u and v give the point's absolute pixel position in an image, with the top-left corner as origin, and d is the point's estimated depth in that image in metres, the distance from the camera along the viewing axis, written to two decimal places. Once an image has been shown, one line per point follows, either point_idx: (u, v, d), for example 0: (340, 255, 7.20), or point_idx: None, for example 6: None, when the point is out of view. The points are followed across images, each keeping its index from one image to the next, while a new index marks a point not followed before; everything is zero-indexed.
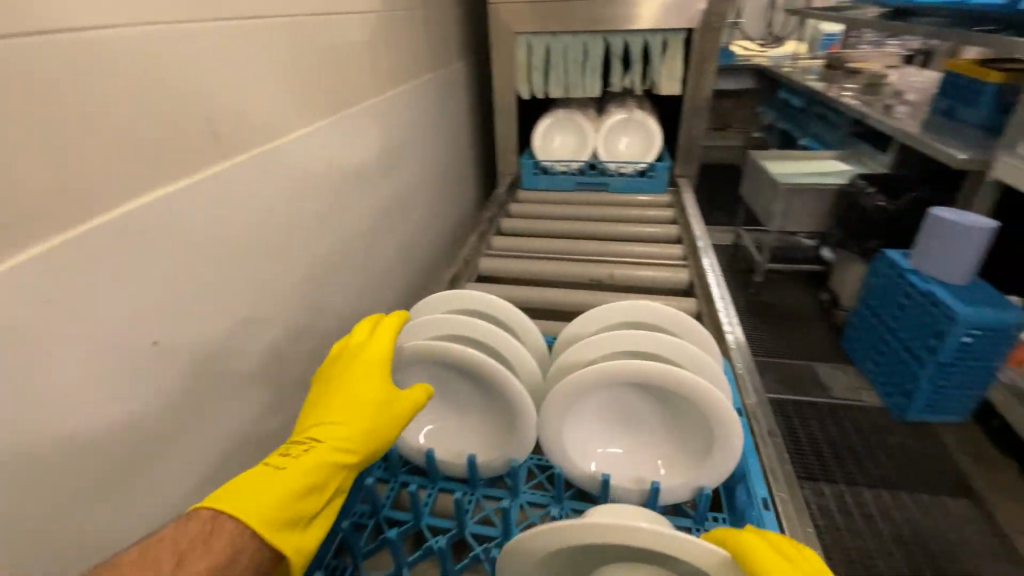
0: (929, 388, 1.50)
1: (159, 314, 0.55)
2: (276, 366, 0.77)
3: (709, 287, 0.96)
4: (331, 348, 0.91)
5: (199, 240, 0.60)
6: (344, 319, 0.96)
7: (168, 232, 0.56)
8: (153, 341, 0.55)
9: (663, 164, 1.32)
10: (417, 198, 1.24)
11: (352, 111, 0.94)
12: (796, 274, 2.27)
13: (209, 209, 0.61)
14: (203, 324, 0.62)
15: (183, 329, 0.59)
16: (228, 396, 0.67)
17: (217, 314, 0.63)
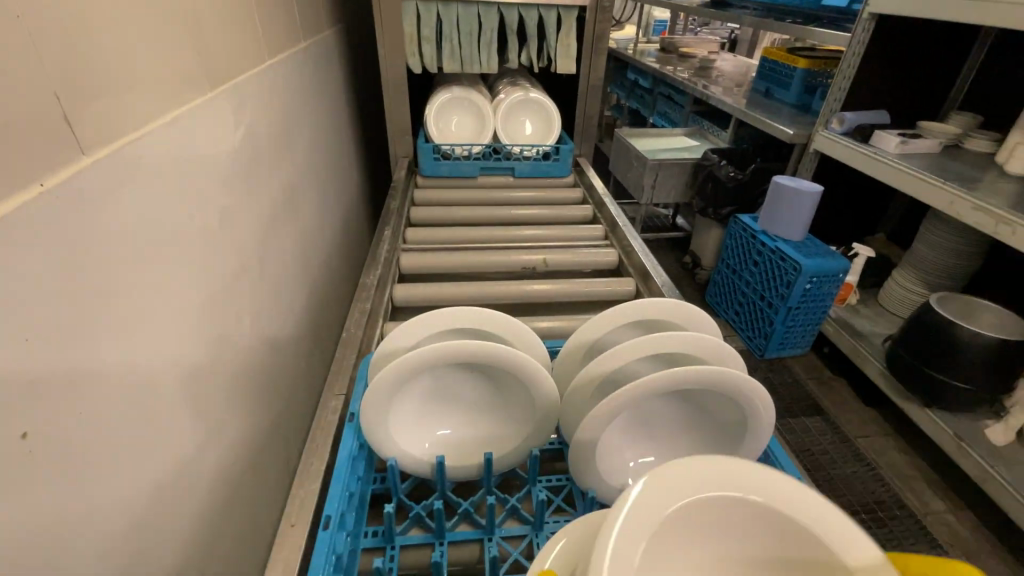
0: (782, 332, 1.76)
1: (20, 391, 0.37)
2: (183, 420, 0.60)
3: (640, 265, 0.99)
4: (241, 381, 0.74)
5: (65, 271, 0.42)
6: (250, 344, 0.78)
7: (17, 266, 0.37)
8: (17, 432, 0.37)
9: (567, 146, 1.30)
10: (306, 188, 1.06)
11: (227, 84, 0.74)
12: (661, 240, 2.50)
13: (75, 228, 0.43)
14: (85, 389, 0.44)
15: (63, 403, 0.41)
16: (131, 476, 0.50)
17: (100, 372, 0.45)
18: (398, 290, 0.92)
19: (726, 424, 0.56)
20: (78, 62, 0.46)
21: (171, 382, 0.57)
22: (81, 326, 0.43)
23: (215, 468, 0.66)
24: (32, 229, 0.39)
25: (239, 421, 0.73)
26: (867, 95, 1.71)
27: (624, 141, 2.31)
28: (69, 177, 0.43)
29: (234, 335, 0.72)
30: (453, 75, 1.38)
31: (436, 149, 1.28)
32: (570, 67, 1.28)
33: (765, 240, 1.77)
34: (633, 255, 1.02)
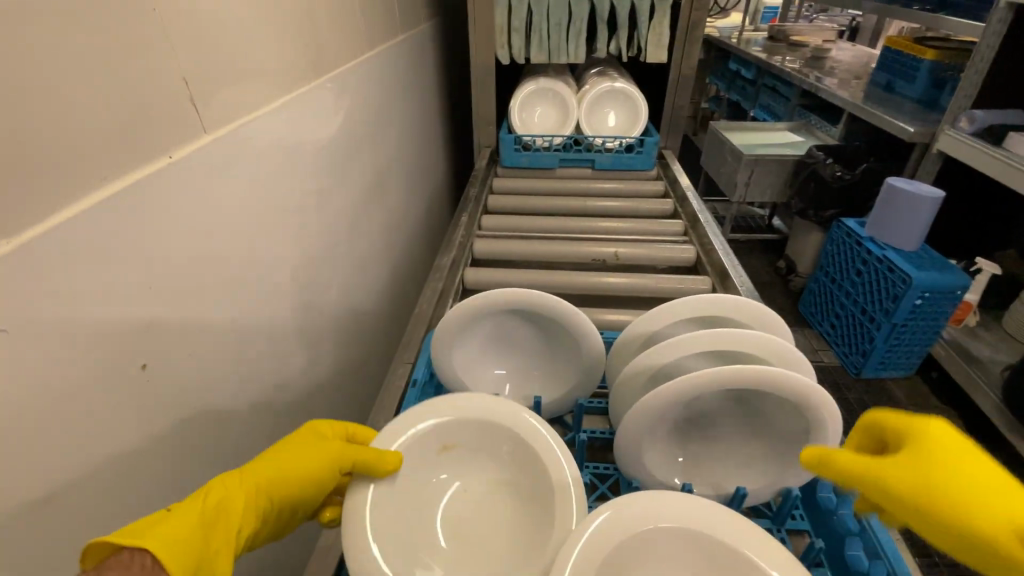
0: (884, 351, 1.59)
1: (141, 331, 0.45)
2: (274, 372, 0.68)
3: (718, 263, 0.95)
4: (326, 345, 0.81)
5: (183, 233, 0.49)
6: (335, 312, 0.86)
7: (148, 228, 0.45)
8: (139, 364, 0.45)
9: (652, 139, 1.26)
10: (394, 172, 1.13)
11: (328, 73, 0.81)
12: (753, 242, 2.35)
13: (192, 197, 0.50)
14: (194, 337, 0.52)
15: (172, 344, 0.49)
16: (225, 414, 0.57)
17: (205, 324, 0.53)
18: (469, 272, 0.95)
19: (786, 436, 0.55)
20: (202, 51, 0.52)
21: (263, 339, 0.64)
22: (192, 282, 0.51)
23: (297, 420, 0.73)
24: (156, 194, 0.46)
25: (320, 381, 0.80)
26: (1014, 88, 1.48)
27: (718, 135, 2.19)
28: (190, 151, 0.50)
29: (321, 301, 0.79)
30: (540, 65, 1.39)
31: (518, 140, 1.29)
32: (660, 56, 1.24)
33: (870, 248, 1.61)
34: (711, 253, 0.98)
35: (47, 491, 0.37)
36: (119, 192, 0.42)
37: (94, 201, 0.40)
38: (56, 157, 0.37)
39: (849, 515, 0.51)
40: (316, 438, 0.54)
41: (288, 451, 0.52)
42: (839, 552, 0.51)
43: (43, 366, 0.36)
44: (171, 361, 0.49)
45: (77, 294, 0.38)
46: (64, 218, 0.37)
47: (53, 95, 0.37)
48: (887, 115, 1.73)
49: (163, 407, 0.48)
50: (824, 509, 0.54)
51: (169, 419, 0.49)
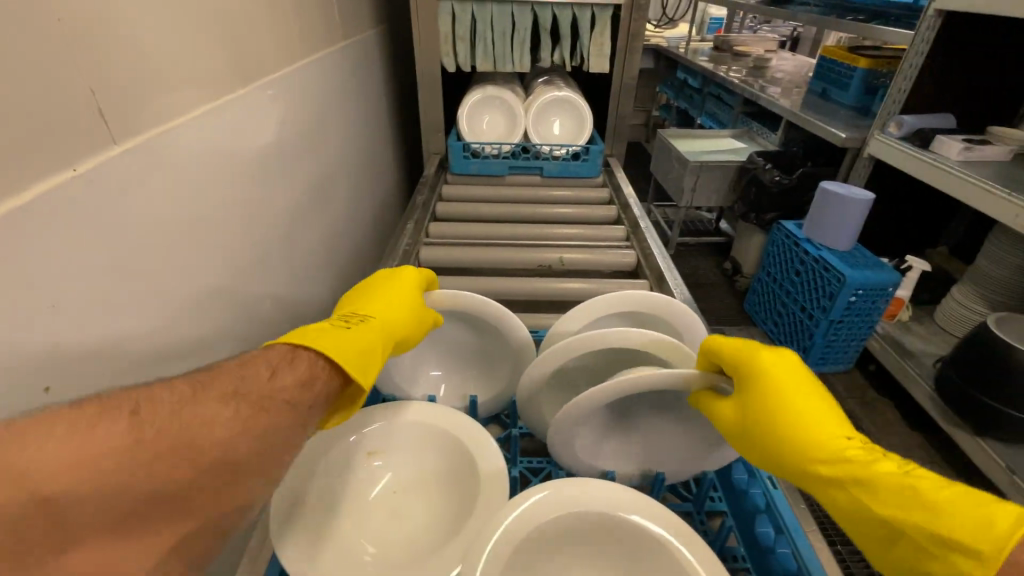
0: (823, 346, 1.67)
1: (42, 352, 0.42)
2: None
3: (657, 267, 0.98)
4: None
5: (92, 248, 0.47)
6: (273, 325, 0.83)
7: (48, 244, 0.42)
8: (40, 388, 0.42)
9: (597, 146, 1.29)
10: (338, 180, 1.11)
11: (260, 82, 0.80)
12: (702, 245, 2.43)
13: (101, 207, 0.48)
14: (107, 357, 0.49)
15: (80, 364, 0.46)
16: None
17: (120, 344, 0.51)
18: None
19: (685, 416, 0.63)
20: (114, 56, 0.50)
21: (190, 355, 0.62)
22: (103, 297, 0.48)
23: None
24: (58, 206, 0.43)
25: None
26: (930, 97, 1.59)
27: (666, 142, 2.25)
28: (99, 162, 0.48)
29: (256, 315, 0.77)
30: (487, 73, 1.40)
31: (466, 148, 1.29)
32: (603, 65, 1.27)
33: (808, 248, 1.69)
34: (652, 257, 1.01)
35: None
36: (11, 208, 0.39)
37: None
38: None
39: (759, 493, 0.59)
40: (409, 283, 0.70)
41: (395, 286, 0.68)
42: (750, 527, 0.59)
43: None
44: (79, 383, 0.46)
45: None
46: None
47: None
48: (820, 122, 1.83)
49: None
50: (742, 491, 0.62)
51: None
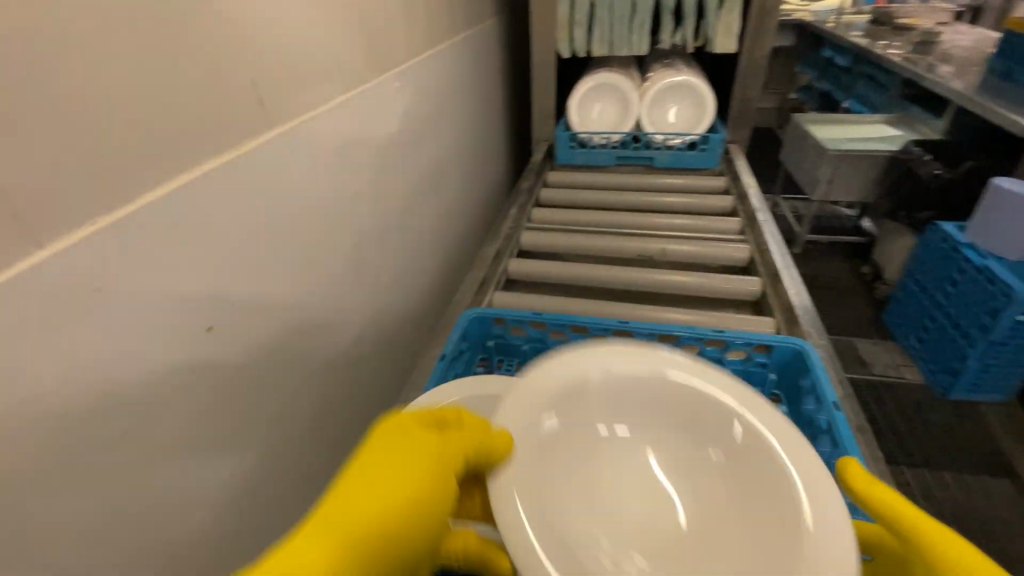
0: (979, 371, 1.43)
1: (217, 295, 0.50)
2: (335, 350, 0.72)
3: (771, 261, 0.88)
4: (382, 323, 0.86)
5: (252, 217, 0.54)
6: (395, 293, 0.90)
7: (224, 210, 0.50)
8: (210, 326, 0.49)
9: (717, 136, 1.20)
10: (452, 163, 1.17)
11: (389, 70, 0.86)
12: (835, 245, 2.17)
13: (262, 182, 0.56)
14: (266, 309, 0.57)
15: (245, 315, 0.54)
16: (288, 381, 0.63)
17: (274, 299, 0.59)
18: (512, 262, 0.96)
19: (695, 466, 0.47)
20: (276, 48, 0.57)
21: (324, 314, 0.69)
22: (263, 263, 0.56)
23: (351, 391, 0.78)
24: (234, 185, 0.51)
25: (375, 357, 0.85)
26: None
27: (801, 129, 2.03)
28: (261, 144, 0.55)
29: (380, 288, 0.84)
30: (605, 57, 1.37)
31: (574, 137, 1.28)
32: (729, 45, 1.20)
33: (971, 255, 1.43)
34: (768, 254, 0.91)
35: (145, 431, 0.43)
36: (203, 176, 0.47)
37: (192, 176, 0.46)
38: (156, 146, 0.42)
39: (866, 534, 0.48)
40: None
41: None
42: None
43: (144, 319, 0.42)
44: (247, 335, 0.55)
45: (166, 265, 0.44)
46: (159, 194, 0.42)
47: (161, 93, 0.42)
48: (1004, 105, 1.53)
49: (242, 374, 0.54)
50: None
51: (239, 378, 0.54)
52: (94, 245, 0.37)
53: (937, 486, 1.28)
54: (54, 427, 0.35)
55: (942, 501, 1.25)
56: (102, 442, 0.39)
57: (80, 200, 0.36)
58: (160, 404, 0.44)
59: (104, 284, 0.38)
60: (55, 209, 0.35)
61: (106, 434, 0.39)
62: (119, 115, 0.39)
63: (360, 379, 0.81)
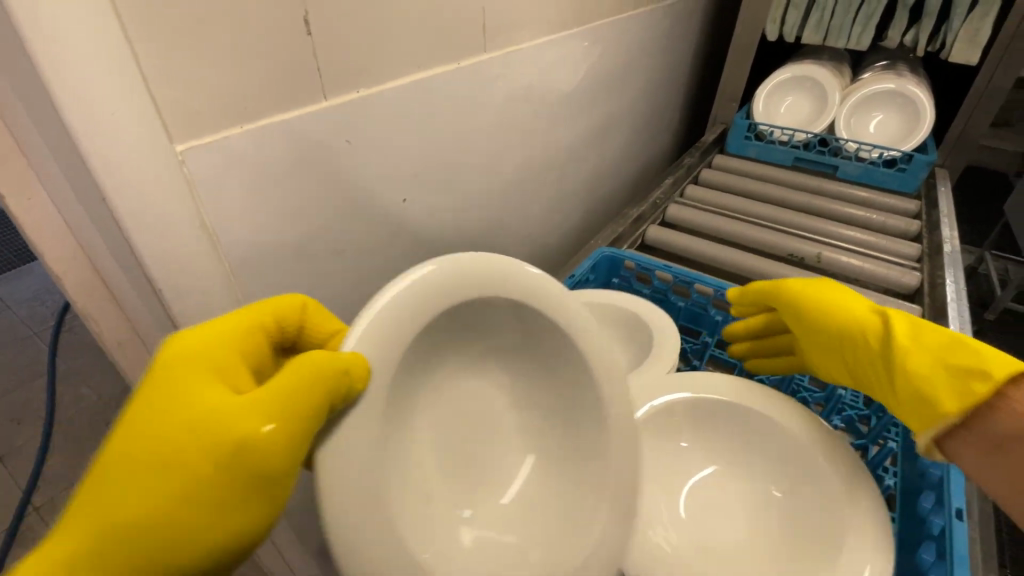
0: None
1: (411, 175, 0.62)
2: (482, 257, 0.83)
3: (943, 299, 0.78)
4: (524, 250, 0.95)
5: (450, 122, 0.65)
6: (540, 228, 0.98)
7: (432, 110, 0.61)
8: (402, 198, 0.62)
9: (925, 157, 1.03)
10: (623, 127, 1.20)
11: (590, 25, 0.91)
12: None
13: (465, 96, 0.66)
14: (441, 201, 0.69)
15: (426, 200, 0.66)
16: None
17: (450, 196, 0.70)
18: (652, 228, 0.98)
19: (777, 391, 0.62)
20: None
21: (483, 223, 0.80)
22: (450, 163, 0.68)
23: None
24: (446, 93, 0.62)
25: None
26: None
27: None
28: (472, 64, 0.64)
29: (529, 220, 0.93)
30: (815, 50, 1.27)
31: (751, 127, 1.21)
32: (968, 56, 1.04)
33: None
34: (942, 290, 0.81)
35: (340, 255, 0.56)
36: (425, 79, 0.58)
37: (418, 75, 0.57)
38: (403, 45, 0.53)
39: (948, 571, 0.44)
40: None
41: None
42: None
43: (359, 172, 0.54)
44: (423, 219, 0.67)
45: (384, 138, 0.56)
46: (393, 84, 0.54)
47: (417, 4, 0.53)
48: None
49: (413, 246, 0.67)
50: (917, 514, 0.52)
51: (410, 248, 0.66)
52: (354, 109, 0.51)
53: None
54: (304, 226, 0.51)
55: None
56: (312, 248, 0.53)
57: (345, 71, 0.48)
58: (358, 239, 0.58)
59: (352, 138, 0.52)
60: (341, 76, 0.48)
61: (323, 245, 0.54)
62: (387, 14, 0.50)
63: None
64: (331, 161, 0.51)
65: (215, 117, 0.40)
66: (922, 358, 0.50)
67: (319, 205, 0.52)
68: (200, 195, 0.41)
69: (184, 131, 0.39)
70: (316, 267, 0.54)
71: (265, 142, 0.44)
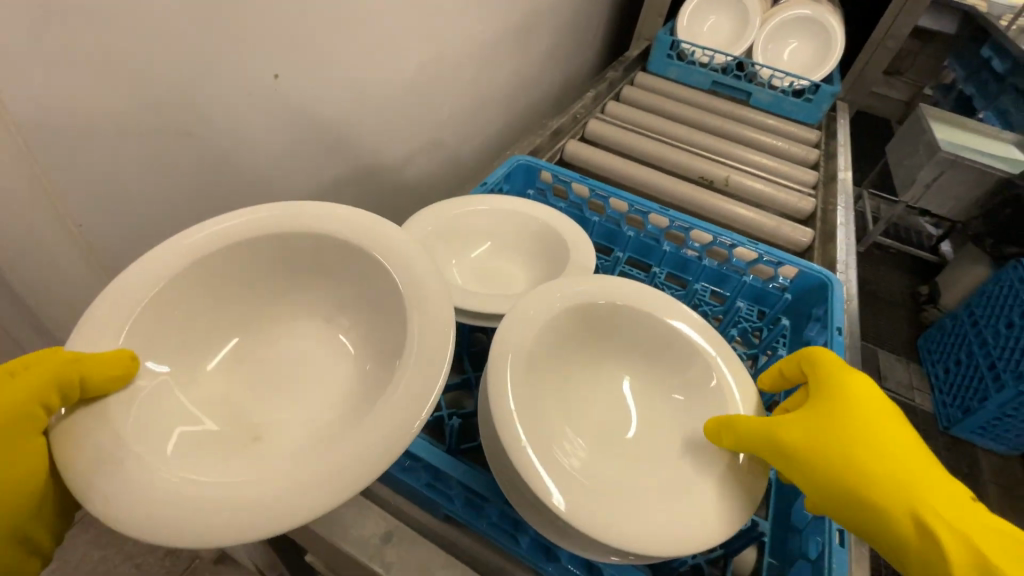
0: (990, 417, 1.36)
1: (284, 45, 0.50)
2: (381, 159, 0.74)
3: (832, 225, 0.82)
4: (431, 157, 0.86)
5: None
6: (450, 134, 0.90)
7: None
8: (275, 75, 0.51)
9: (831, 88, 1.06)
10: (546, 30, 1.10)
11: None
12: (902, 256, 2.04)
13: None
14: (328, 85, 0.58)
15: (307, 82, 0.55)
16: (332, 164, 0.65)
17: (339, 81, 0.59)
18: (570, 144, 0.94)
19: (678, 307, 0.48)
20: None
21: (381, 120, 0.70)
22: (338, 39, 0.57)
23: (386, 207, 0.81)
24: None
25: (417, 187, 0.87)
26: None
27: (923, 119, 1.78)
28: None
29: (439, 123, 0.85)
30: None
31: (674, 45, 1.16)
32: None
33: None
34: (832, 215, 0.85)
35: (189, 137, 0.46)
36: None
37: None
38: None
39: None
40: None
41: None
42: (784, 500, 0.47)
43: (209, 26, 0.43)
44: (305, 108, 0.57)
45: None
46: None
47: None
48: None
49: (293, 139, 0.57)
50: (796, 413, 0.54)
51: (287, 138, 0.56)
52: None
53: None
54: (133, 94, 0.40)
55: None
56: (146, 121, 0.42)
57: None
58: (214, 119, 0.47)
59: None
60: None
61: (163, 122, 0.44)
62: None
63: (397, 201, 0.83)
64: (165, 6, 0.39)
65: None
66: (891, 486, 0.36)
67: (152, 66, 0.40)
68: None
69: None
70: (160, 150, 0.44)
71: None
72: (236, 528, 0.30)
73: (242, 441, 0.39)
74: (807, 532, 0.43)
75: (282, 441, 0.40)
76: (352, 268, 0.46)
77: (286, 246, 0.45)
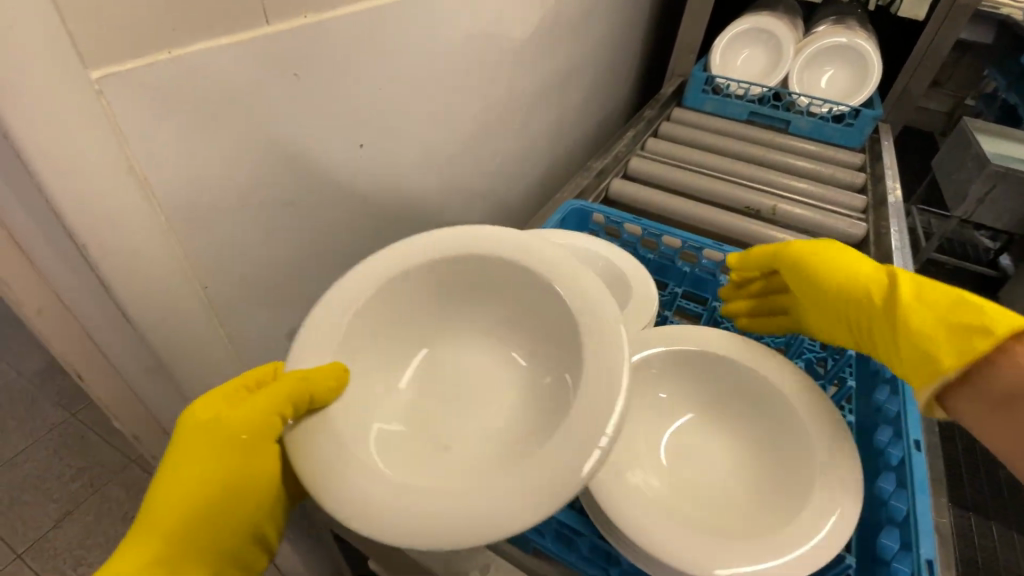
0: None
1: (365, 117, 0.56)
2: (442, 208, 0.79)
3: (888, 249, 0.82)
4: (484, 204, 0.91)
5: (408, 58, 0.59)
6: (501, 180, 0.95)
7: (387, 43, 0.55)
8: (358, 143, 0.57)
9: (872, 112, 1.07)
10: (582, 75, 1.16)
11: None
12: (960, 272, 1.96)
13: (423, 31, 0.60)
14: (399, 146, 0.64)
15: (382, 146, 0.61)
16: (401, 217, 0.70)
17: (408, 142, 0.65)
18: (615, 182, 0.97)
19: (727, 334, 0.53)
20: None
21: (442, 173, 0.75)
22: (407, 104, 0.62)
23: None
24: (400, 26, 0.56)
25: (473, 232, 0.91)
26: None
27: (968, 133, 1.75)
28: None
29: (491, 171, 0.90)
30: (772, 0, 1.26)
31: (708, 81, 1.20)
32: (918, 11, 1.06)
33: None
34: (887, 238, 0.85)
35: (289, 203, 0.51)
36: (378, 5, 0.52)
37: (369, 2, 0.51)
38: None
39: (896, 503, 0.46)
40: None
41: None
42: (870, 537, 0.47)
43: (308, 108, 0.49)
44: (380, 169, 0.62)
45: (336, 71, 0.50)
46: (343, 10, 0.48)
47: None
48: None
49: (370, 195, 0.62)
50: (873, 446, 0.53)
51: (363, 198, 0.61)
52: (301, 36, 0.45)
53: (996, 536, 1.12)
54: (251, 171, 0.46)
55: (992, 549, 1.10)
56: (257, 193, 0.47)
57: None
58: (308, 187, 0.53)
59: (300, 72, 0.46)
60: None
61: (273, 195, 0.49)
62: None
63: None
64: (275, 96, 0.45)
65: (137, 37, 0.34)
66: (925, 317, 0.46)
67: (264, 146, 0.46)
68: (127, 136, 0.36)
69: (98, 56, 0.33)
70: (267, 220, 0.50)
71: (200, 75, 0.39)
72: (438, 539, 0.34)
73: (433, 451, 0.44)
74: (893, 566, 0.43)
75: (471, 449, 0.44)
76: (516, 277, 0.49)
77: (446, 268, 0.50)
